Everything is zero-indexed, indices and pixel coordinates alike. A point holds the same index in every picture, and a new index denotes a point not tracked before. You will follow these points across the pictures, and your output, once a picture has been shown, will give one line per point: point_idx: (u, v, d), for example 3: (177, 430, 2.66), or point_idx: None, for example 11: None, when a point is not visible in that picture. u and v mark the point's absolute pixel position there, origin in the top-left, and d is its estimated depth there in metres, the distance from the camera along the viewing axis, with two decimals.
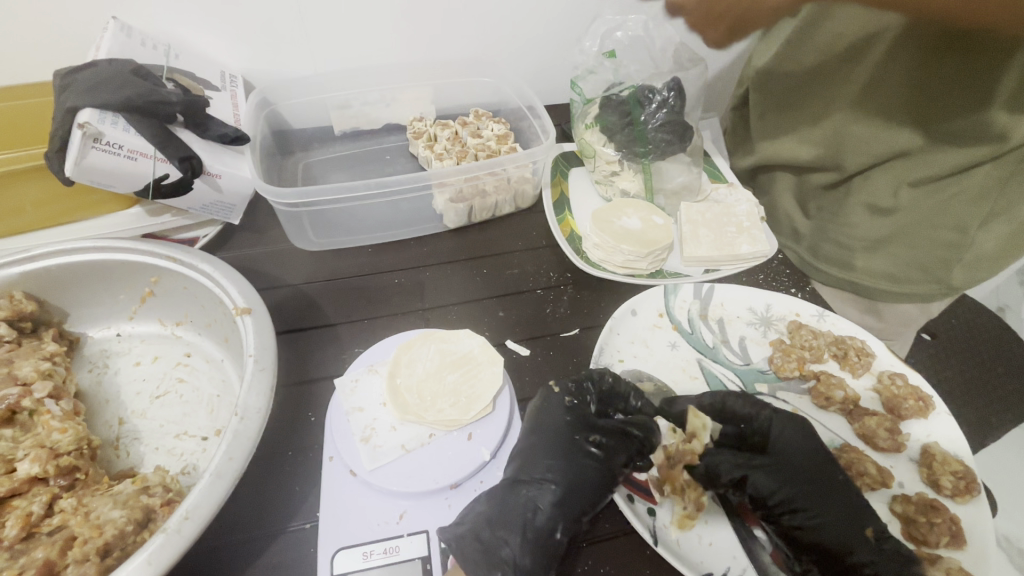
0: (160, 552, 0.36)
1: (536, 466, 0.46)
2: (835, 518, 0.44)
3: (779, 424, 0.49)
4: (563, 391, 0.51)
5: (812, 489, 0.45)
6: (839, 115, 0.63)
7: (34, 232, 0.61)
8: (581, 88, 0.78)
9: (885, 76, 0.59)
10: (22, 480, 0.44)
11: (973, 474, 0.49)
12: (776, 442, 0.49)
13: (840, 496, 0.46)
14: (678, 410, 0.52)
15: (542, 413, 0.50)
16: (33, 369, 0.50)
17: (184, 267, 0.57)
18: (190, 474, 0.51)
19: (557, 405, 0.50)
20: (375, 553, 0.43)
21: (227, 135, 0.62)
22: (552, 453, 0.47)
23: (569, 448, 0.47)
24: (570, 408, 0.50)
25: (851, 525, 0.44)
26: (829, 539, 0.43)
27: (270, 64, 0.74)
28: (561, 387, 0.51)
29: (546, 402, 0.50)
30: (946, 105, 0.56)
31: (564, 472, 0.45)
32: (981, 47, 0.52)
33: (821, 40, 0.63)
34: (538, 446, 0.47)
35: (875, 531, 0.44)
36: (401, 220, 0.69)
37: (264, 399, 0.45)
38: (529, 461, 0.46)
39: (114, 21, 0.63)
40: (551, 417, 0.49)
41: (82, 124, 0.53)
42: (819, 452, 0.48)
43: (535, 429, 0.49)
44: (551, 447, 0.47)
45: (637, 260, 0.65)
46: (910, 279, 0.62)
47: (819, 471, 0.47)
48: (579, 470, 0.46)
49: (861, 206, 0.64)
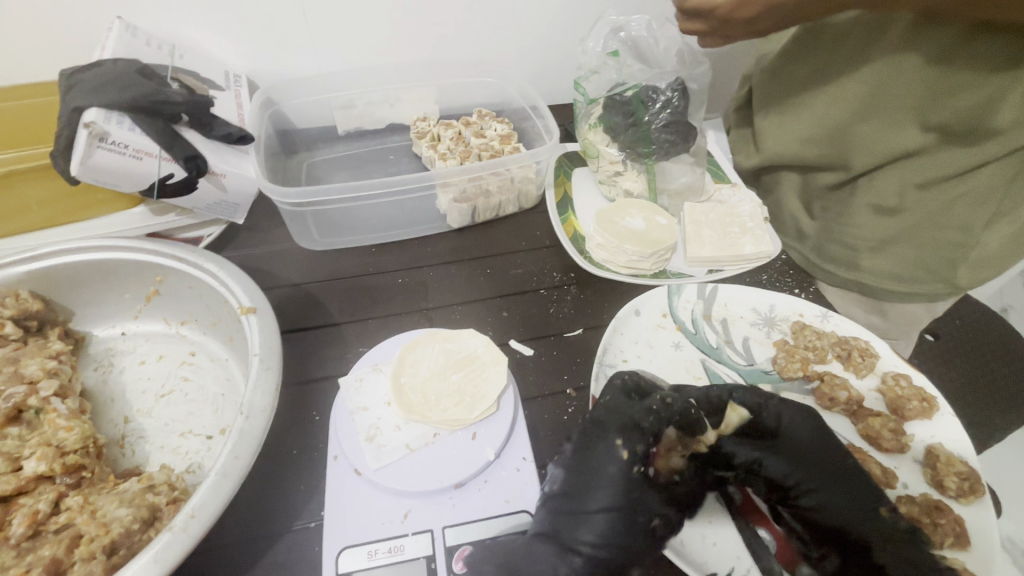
0: (166, 551, 0.36)
1: (586, 538, 0.42)
2: (850, 496, 0.44)
3: (786, 408, 0.49)
4: (632, 457, 0.45)
5: (824, 469, 0.46)
6: (847, 111, 0.62)
7: (38, 232, 0.61)
8: (584, 89, 0.77)
9: (897, 75, 0.57)
10: (28, 478, 0.44)
11: (978, 475, 0.48)
12: (787, 426, 0.48)
13: (855, 478, 0.45)
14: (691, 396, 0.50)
15: (604, 477, 0.44)
16: (39, 368, 0.50)
17: (189, 266, 0.57)
18: (196, 473, 0.51)
19: (622, 474, 0.44)
20: (379, 552, 0.43)
21: (231, 134, 0.62)
22: (608, 523, 0.42)
23: (628, 525, 0.43)
24: (636, 477, 0.44)
25: (867, 503, 0.44)
26: (845, 520, 0.43)
27: (274, 63, 0.74)
28: (630, 452, 0.45)
29: (610, 466, 0.45)
30: (956, 103, 0.54)
31: (618, 551, 0.42)
32: (991, 48, 0.52)
33: (834, 37, 0.63)
34: (590, 512, 0.43)
35: (891, 509, 0.44)
36: (406, 220, 0.70)
37: (270, 399, 0.45)
38: (575, 530, 0.42)
39: (119, 20, 0.63)
40: (612, 484, 0.44)
41: (88, 123, 0.53)
42: (829, 436, 0.48)
43: (589, 493, 0.44)
44: (608, 517, 0.43)
45: (641, 260, 0.65)
46: (915, 279, 0.62)
47: (831, 456, 0.47)
48: (630, 549, 0.42)
49: (866, 206, 0.64)
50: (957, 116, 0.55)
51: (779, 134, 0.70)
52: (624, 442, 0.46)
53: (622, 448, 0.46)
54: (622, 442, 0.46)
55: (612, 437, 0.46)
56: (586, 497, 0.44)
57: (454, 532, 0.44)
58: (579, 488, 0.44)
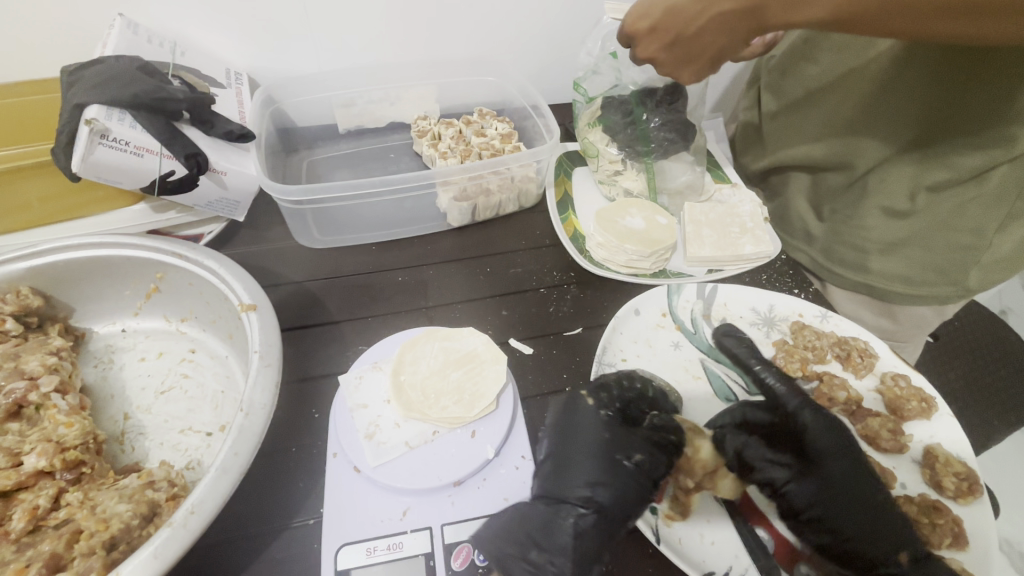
0: (167, 546, 0.36)
1: (576, 481, 0.43)
2: (870, 528, 0.43)
3: (817, 426, 0.48)
4: (597, 402, 0.49)
5: (844, 497, 0.44)
6: (858, 108, 0.64)
7: (37, 229, 0.61)
8: (584, 89, 0.77)
9: (904, 71, 0.59)
10: (28, 474, 0.44)
11: (976, 476, 0.49)
12: (816, 442, 0.47)
13: (872, 511, 0.44)
14: (734, 351, 0.58)
15: (578, 424, 0.47)
16: (39, 364, 0.50)
17: (189, 263, 0.57)
18: (195, 469, 0.51)
19: (592, 418, 0.47)
20: (378, 549, 0.43)
21: (233, 132, 0.63)
22: (590, 466, 0.44)
23: (610, 465, 0.44)
24: (605, 419, 0.47)
25: (884, 540, 0.42)
26: (859, 548, 0.42)
27: (274, 62, 0.75)
28: (594, 399, 0.49)
29: (580, 412, 0.48)
30: (966, 104, 0.55)
31: (609, 492, 0.43)
32: (989, 57, 0.53)
33: (838, 37, 0.65)
34: (573, 456, 0.45)
35: (911, 557, 0.42)
36: (405, 218, 0.70)
37: (269, 395, 0.46)
38: (566, 479, 0.44)
39: (121, 18, 0.63)
40: (587, 430, 0.46)
41: (90, 120, 0.53)
42: (858, 465, 0.46)
43: (571, 442, 0.46)
44: (589, 459, 0.45)
45: (641, 259, 0.66)
46: (925, 281, 0.61)
47: (862, 477, 0.46)
48: (623, 492, 0.43)
49: (877, 208, 0.64)
50: (970, 115, 0.55)
51: (793, 137, 0.72)
52: (585, 391, 0.50)
53: (586, 395, 0.49)
54: (587, 393, 0.50)
55: (581, 391, 0.50)
56: (567, 446, 0.46)
57: (453, 529, 0.44)
58: (562, 442, 0.46)
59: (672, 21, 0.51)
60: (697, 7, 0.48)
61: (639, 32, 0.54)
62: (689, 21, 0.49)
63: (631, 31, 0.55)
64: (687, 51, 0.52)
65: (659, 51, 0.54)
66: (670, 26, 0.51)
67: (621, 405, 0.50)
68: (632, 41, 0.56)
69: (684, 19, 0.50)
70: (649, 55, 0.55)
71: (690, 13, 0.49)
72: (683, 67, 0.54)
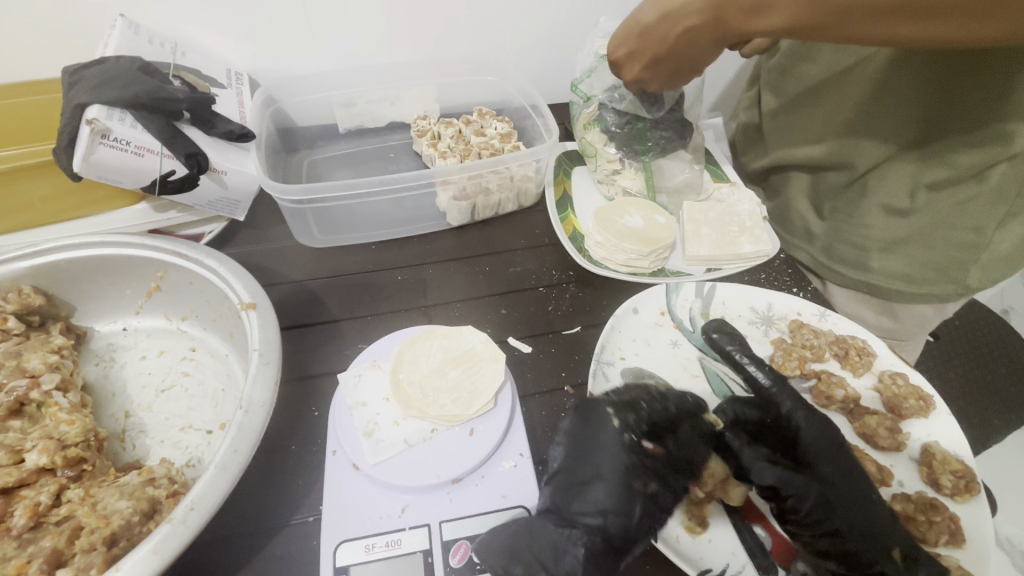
0: (167, 541, 0.37)
1: (588, 506, 0.43)
2: (870, 531, 0.43)
3: (811, 432, 0.48)
4: (624, 425, 0.48)
5: (842, 494, 0.45)
6: (857, 108, 0.64)
7: (40, 228, 0.62)
8: (581, 90, 0.75)
9: (899, 71, 0.59)
10: (30, 471, 0.44)
11: (974, 474, 0.49)
12: (808, 443, 0.47)
13: (870, 513, 0.44)
14: (723, 347, 0.58)
15: (601, 445, 0.47)
16: (41, 362, 0.51)
17: (190, 263, 0.57)
18: (195, 467, 0.51)
19: (616, 445, 0.46)
20: (377, 546, 0.44)
21: (233, 131, 0.63)
22: (609, 490, 0.44)
23: (629, 493, 0.44)
24: (629, 445, 0.46)
25: (878, 539, 0.43)
26: (857, 547, 0.42)
27: (275, 62, 0.75)
28: (622, 422, 0.48)
29: (605, 436, 0.47)
30: (965, 104, 0.55)
31: (621, 520, 0.43)
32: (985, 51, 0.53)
33: None
34: (590, 480, 0.45)
35: (903, 552, 0.43)
36: (405, 218, 0.70)
37: (268, 394, 0.46)
38: (576, 498, 0.44)
39: (122, 19, 0.64)
40: (608, 453, 0.46)
41: (91, 120, 0.53)
42: (849, 469, 0.47)
43: (589, 465, 0.46)
44: (608, 485, 0.44)
45: (639, 258, 0.66)
46: (925, 279, 0.61)
47: (857, 478, 0.46)
48: (631, 519, 0.43)
49: (877, 207, 0.64)
50: (968, 114, 0.55)
51: (794, 138, 0.72)
52: (614, 412, 0.49)
53: (614, 419, 0.48)
54: (614, 413, 0.49)
55: (605, 407, 0.50)
56: (585, 466, 0.46)
57: (450, 526, 0.45)
58: (577, 456, 0.47)
59: (649, 39, 0.54)
60: (666, 26, 0.51)
61: (622, 55, 0.58)
62: (663, 41, 0.53)
63: (617, 58, 0.59)
64: (668, 65, 0.55)
65: (640, 70, 0.58)
66: (646, 46, 0.55)
67: (647, 430, 0.48)
68: (619, 65, 0.61)
69: (659, 39, 0.53)
70: (636, 74, 0.59)
71: (662, 33, 0.52)
72: (668, 78, 0.57)
